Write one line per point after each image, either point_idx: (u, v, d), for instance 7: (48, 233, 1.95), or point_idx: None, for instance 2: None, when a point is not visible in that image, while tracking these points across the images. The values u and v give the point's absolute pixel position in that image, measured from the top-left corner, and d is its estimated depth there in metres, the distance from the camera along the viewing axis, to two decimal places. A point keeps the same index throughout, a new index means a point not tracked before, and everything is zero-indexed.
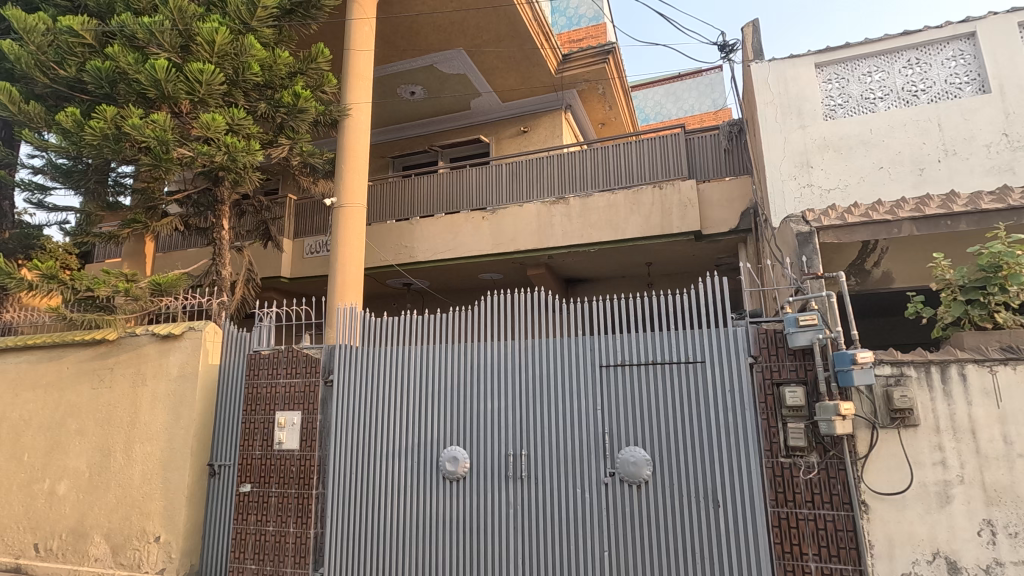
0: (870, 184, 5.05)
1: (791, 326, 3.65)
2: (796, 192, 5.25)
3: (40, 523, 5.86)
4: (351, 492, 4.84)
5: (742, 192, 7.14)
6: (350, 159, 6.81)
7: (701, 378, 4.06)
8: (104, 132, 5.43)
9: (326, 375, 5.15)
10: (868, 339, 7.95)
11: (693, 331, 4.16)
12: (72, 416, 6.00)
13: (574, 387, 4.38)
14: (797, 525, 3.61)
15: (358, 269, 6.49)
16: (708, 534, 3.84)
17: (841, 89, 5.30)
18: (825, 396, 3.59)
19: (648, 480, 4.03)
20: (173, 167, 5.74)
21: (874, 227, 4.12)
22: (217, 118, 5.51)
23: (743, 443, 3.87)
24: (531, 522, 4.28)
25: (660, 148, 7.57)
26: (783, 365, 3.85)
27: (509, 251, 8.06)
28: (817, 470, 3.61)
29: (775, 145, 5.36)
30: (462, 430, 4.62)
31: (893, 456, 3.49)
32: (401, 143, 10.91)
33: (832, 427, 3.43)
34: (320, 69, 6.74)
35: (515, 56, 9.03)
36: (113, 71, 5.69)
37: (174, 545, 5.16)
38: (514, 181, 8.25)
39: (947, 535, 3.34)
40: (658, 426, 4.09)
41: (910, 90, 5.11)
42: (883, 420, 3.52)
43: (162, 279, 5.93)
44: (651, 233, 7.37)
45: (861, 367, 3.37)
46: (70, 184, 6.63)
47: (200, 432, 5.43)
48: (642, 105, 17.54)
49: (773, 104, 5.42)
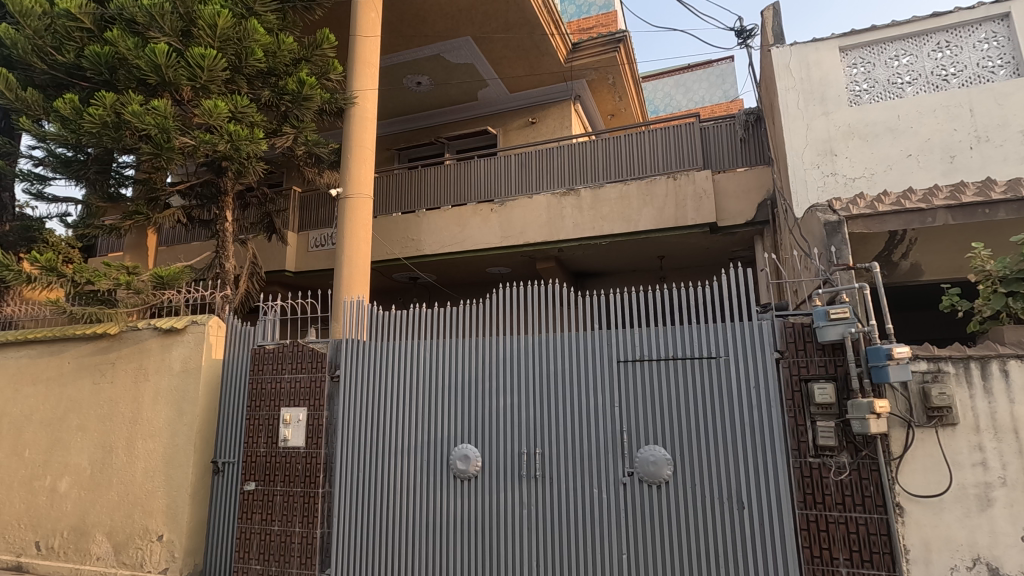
0: (898, 172, 4.85)
1: (821, 319, 3.50)
2: (818, 181, 5.06)
3: (41, 521, 5.75)
4: (357, 491, 4.69)
5: (758, 182, 6.95)
6: (356, 149, 6.58)
7: (723, 375, 3.88)
8: (104, 119, 5.26)
9: (332, 370, 5.01)
10: (902, 335, 7.82)
11: (715, 326, 3.98)
12: (73, 411, 5.87)
13: (590, 383, 4.21)
14: (827, 528, 3.44)
15: (364, 261, 6.25)
16: (733, 536, 3.67)
17: (867, 73, 5.09)
18: (857, 393, 3.41)
19: (669, 481, 3.87)
20: (175, 157, 5.57)
21: (906, 216, 3.93)
22: (220, 104, 5.34)
23: (770, 443, 3.69)
24: (544, 523, 4.13)
25: (674, 138, 7.36)
26: (812, 360, 3.66)
27: (519, 244, 7.89)
28: (849, 470, 3.44)
29: (797, 133, 5.18)
30: (472, 427, 4.47)
31: (930, 456, 3.31)
32: (407, 135, 10.75)
33: (866, 425, 3.25)
34: (325, 56, 6.53)
35: (524, 45, 8.83)
36: (112, 57, 5.51)
37: (178, 544, 5.03)
38: (524, 172, 8.06)
39: (987, 540, 3.17)
40: (677, 424, 3.93)
41: (940, 75, 4.89)
42: (920, 419, 3.34)
43: (164, 272, 5.71)
44: (665, 225, 7.19)
45: (897, 363, 3.19)
46: (71, 175, 6.51)
47: (204, 430, 5.29)
48: (652, 97, 17.20)
49: (795, 90, 5.23)
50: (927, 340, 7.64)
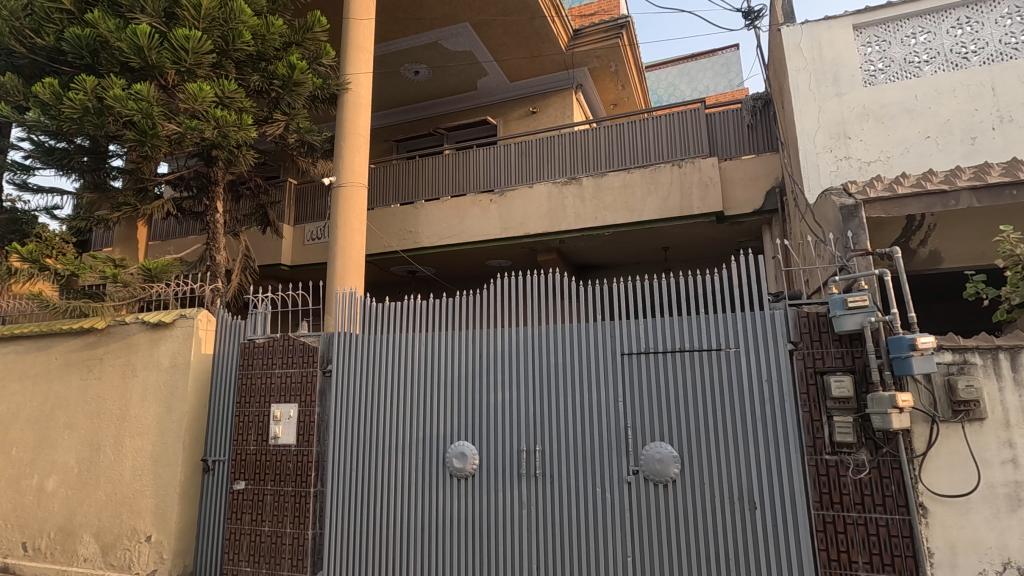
0: (915, 155, 4.62)
1: (838, 308, 3.28)
2: (832, 165, 4.83)
3: (28, 521, 5.59)
4: (351, 485, 4.52)
5: (768, 170, 6.71)
6: (350, 137, 6.37)
7: (735, 368, 3.67)
8: (84, 105, 5.05)
9: (324, 365, 4.82)
10: (925, 322, 7.61)
11: (727, 316, 3.76)
12: (61, 408, 5.70)
13: (593, 377, 4.00)
14: (844, 530, 3.24)
15: (359, 252, 6.05)
16: (743, 538, 3.48)
17: (882, 52, 4.85)
18: (877, 386, 3.20)
19: (676, 480, 3.67)
20: (160, 145, 5.36)
21: (928, 199, 3.69)
22: (205, 88, 5.14)
23: (782, 439, 3.49)
24: (545, 523, 3.94)
25: (679, 125, 7.12)
26: (827, 351, 3.44)
27: (519, 235, 7.69)
28: (868, 469, 3.23)
29: (808, 115, 4.96)
30: (469, 424, 4.27)
31: (956, 453, 3.10)
32: (405, 126, 10.55)
33: (887, 421, 3.04)
34: (317, 40, 6.37)
35: (524, 31, 8.58)
36: (94, 39, 5.31)
37: (166, 545, 4.85)
38: (524, 161, 7.84)
39: (1018, 543, 2.96)
40: (685, 420, 3.72)
41: (960, 52, 4.63)
42: (944, 414, 3.13)
43: (152, 264, 5.56)
44: (670, 215, 6.97)
45: (921, 354, 2.98)
46: (56, 165, 6.32)
47: (193, 427, 5.12)
48: (656, 87, 16.80)
49: (806, 71, 5.01)
50: (950, 330, 7.45)
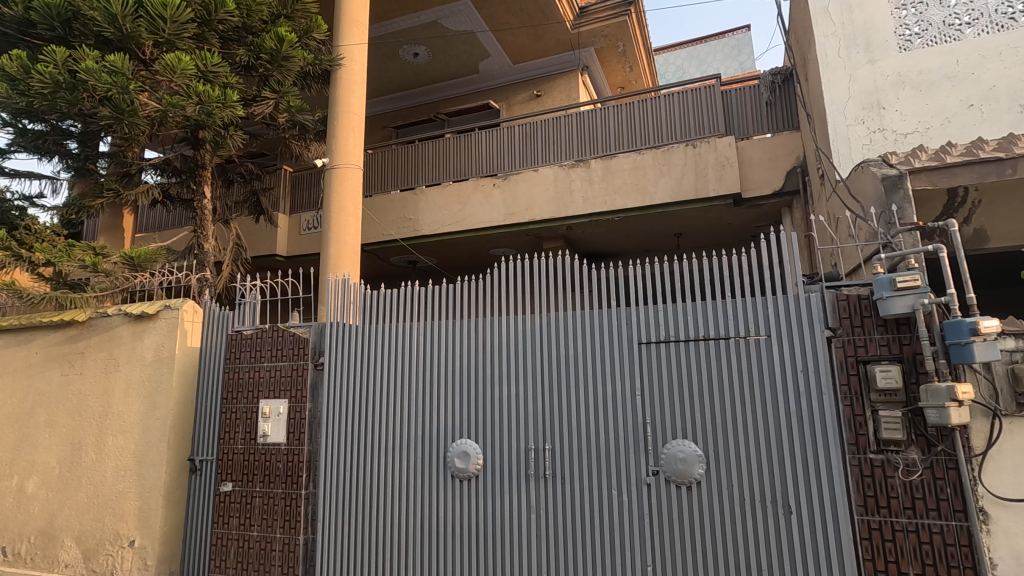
0: (955, 126, 4.24)
1: (885, 290, 2.90)
2: (864, 138, 4.46)
3: (7, 525, 5.31)
4: (345, 487, 4.19)
5: (788, 149, 6.32)
6: (344, 115, 6.02)
7: (767, 358, 3.31)
8: (54, 78, 4.74)
9: (316, 358, 4.50)
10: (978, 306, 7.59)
11: (758, 301, 3.39)
12: (41, 405, 5.38)
13: (607, 369, 3.65)
14: (893, 538, 2.88)
15: (354, 239, 5.71)
16: (777, 546, 3.13)
17: (919, 15, 4.41)
18: (930, 376, 2.82)
19: (700, 481, 3.32)
20: (139, 124, 5.05)
21: (982, 167, 3.29)
22: (183, 58, 4.79)
23: (821, 437, 3.12)
24: (555, 528, 3.60)
25: (692, 103, 6.72)
26: (871, 338, 3.07)
27: (524, 222, 7.34)
28: (920, 470, 2.86)
29: (838, 85, 4.60)
30: (472, 422, 3.93)
31: (1021, 452, 2.74)
32: (405, 112, 10.21)
33: (945, 416, 2.66)
34: (307, 12, 6.11)
35: (528, 8, 8.17)
36: (65, 9, 4.97)
37: (150, 551, 4.53)
38: (528, 144, 7.47)
39: None
40: (711, 415, 3.36)
41: (1006, 13, 4.22)
42: (1008, 407, 2.76)
43: (135, 251, 5.06)
44: (684, 198, 6.60)
45: (983, 340, 2.61)
46: (31, 148, 5.95)
47: (178, 426, 4.79)
48: (663, 71, 16.40)
49: (835, 37, 4.65)
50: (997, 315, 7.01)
